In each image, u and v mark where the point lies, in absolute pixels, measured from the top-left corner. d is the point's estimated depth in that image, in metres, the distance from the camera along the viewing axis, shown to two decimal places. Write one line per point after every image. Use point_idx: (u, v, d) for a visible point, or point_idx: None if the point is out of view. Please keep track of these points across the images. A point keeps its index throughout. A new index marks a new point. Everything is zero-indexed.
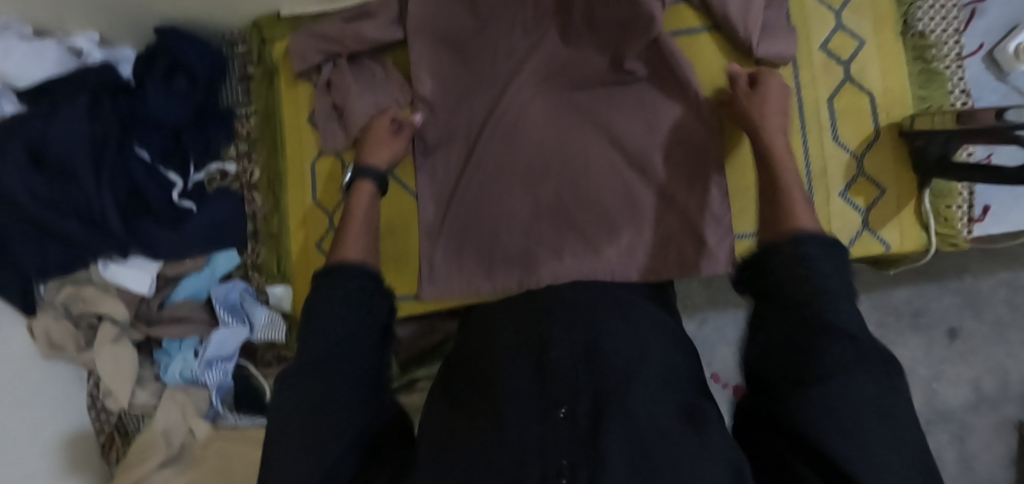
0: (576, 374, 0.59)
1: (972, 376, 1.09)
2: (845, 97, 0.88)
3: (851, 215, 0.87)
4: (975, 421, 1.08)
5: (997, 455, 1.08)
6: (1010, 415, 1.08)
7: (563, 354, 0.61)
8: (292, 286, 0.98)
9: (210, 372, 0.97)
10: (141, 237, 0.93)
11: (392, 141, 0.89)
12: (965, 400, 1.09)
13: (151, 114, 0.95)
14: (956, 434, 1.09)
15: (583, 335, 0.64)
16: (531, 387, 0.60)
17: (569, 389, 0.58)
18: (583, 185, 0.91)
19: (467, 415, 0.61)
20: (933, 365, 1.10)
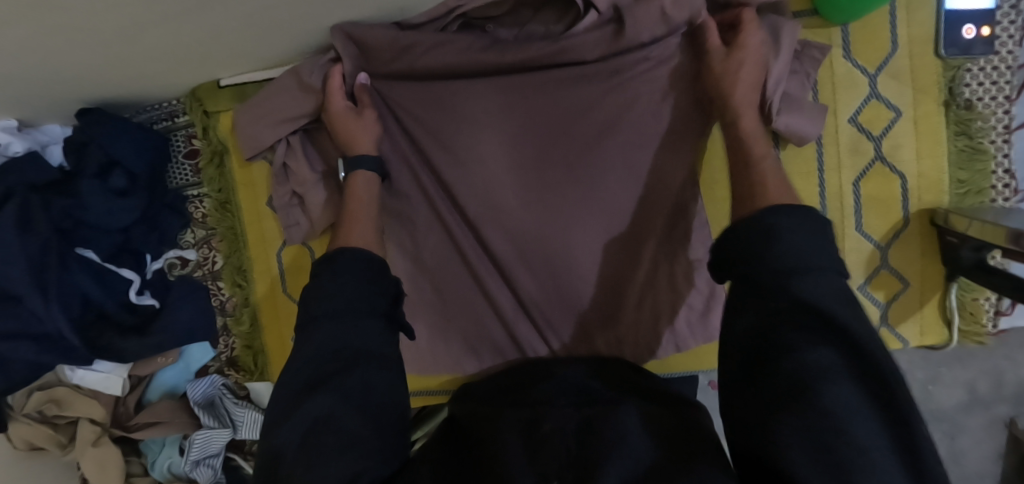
0: (569, 444, 0.50)
1: (967, 378, 1.01)
2: (873, 181, 0.77)
3: (869, 311, 0.80)
4: (966, 422, 1.02)
5: (985, 452, 1.03)
6: (1001, 415, 1.01)
7: (556, 424, 0.52)
8: (272, 380, 0.94)
9: (199, 469, 0.94)
10: (104, 349, 0.89)
11: (364, 123, 0.81)
12: (957, 403, 1.02)
13: (91, 220, 0.86)
14: (947, 434, 1.03)
15: (581, 404, 0.55)
16: (526, 460, 0.49)
17: (559, 460, 0.49)
18: (574, 272, 0.83)
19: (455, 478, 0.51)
20: (930, 370, 1.02)
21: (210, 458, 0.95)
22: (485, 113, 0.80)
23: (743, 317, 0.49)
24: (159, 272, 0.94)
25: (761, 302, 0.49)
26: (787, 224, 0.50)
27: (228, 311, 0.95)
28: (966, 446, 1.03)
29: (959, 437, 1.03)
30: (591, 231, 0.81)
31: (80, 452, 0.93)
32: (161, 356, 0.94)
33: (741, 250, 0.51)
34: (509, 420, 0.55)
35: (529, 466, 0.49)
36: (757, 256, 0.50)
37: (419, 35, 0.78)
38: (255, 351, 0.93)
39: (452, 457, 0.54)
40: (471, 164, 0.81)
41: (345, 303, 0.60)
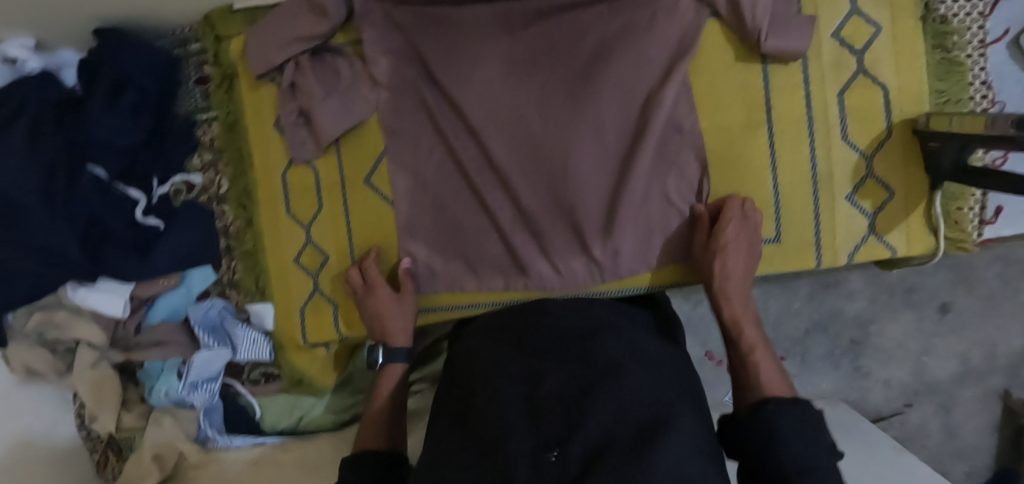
0: (566, 412, 0.57)
1: (961, 349, 1.21)
2: (856, 92, 0.81)
3: (857, 220, 0.83)
4: (961, 393, 1.21)
5: (980, 423, 1.22)
6: (994, 386, 1.21)
7: (555, 386, 0.60)
8: (272, 301, 0.94)
9: (196, 393, 0.95)
10: (106, 266, 0.88)
11: (395, 300, 0.86)
12: (952, 373, 1.21)
13: (96, 136, 0.87)
14: (943, 406, 1.22)
15: (579, 366, 0.62)
16: (522, 424, 0.57)
17: (560, 426, 0.55)
18: (573, 189, 0.83)
19: (474, 451, 0.58)
20: (924, 340, 1.21)
21: (208, 384, 0.96)
22: (486, 34, 0.83)
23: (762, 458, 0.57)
24: (164, 198, 0.95)
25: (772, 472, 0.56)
26: (790, 424, 0.57)
27: (231, 234, 0.97)
28: (963, 418, 1.22)
29: (955, 408, 1.22)
30: (588, 145, 0.83)
31: (78, 374, 0.93)
32: (162, 279, 0.95)
33: (753, 448, 0.58)
34: (512, 386, 0.62)
35: (529, 433, 0.56)
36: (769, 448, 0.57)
37: None
38: (257, 272, 0.95)
39: (459, 422, 0.64)
40: (473, 83, 0.84)
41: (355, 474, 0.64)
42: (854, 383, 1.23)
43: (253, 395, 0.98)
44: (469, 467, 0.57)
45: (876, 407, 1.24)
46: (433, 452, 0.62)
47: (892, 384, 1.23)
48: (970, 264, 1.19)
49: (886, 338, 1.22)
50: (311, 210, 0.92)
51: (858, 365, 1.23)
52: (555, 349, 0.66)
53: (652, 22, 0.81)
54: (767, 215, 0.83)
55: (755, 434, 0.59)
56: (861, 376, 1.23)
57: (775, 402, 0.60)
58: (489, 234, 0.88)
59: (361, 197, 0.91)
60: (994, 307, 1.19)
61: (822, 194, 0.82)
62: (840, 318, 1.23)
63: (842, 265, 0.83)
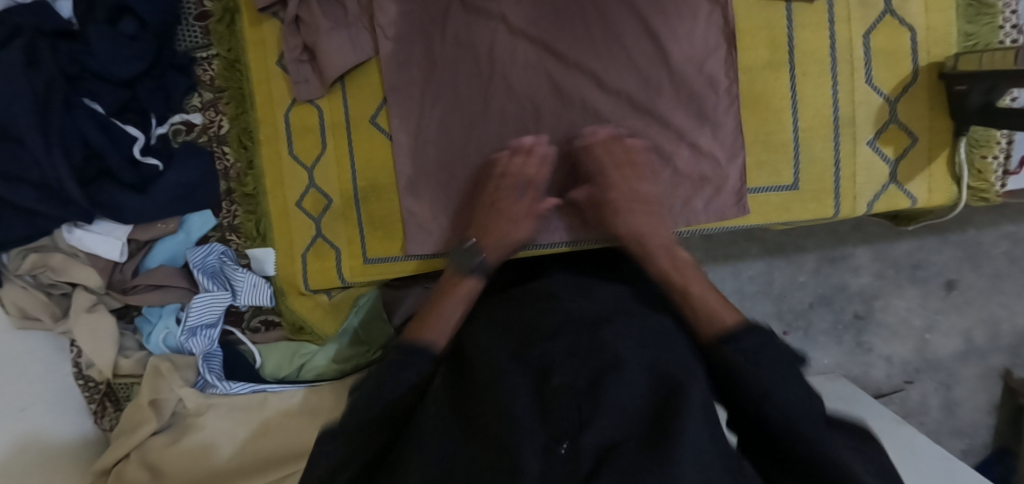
0: (579, 405, 0.53)
1: (964, 326, 1.19)
2: (883, 33, 0.78)
3: (879, 168, 0.80)
4: (962, 371, 1.20)
5: (980, 402, 1.20)
6: (996, 365, 1.20)
7: (566, 376, 0.56)
8: (273, 246, 0.92)
9: (194, 339, 0.92)
10: (106, 203, 0.87)
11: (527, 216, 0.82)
12: (955, 350, 1.20)
13: (98, 66, 0.85)
14: (944, 383, 1.20)
15: (591, 356, 0.58)
16: (531, 416, 0.53)
17: (571, 419, 0.52)
18: (578, 135, 0.83)
19: (474, 443, 0.54)
20: (929, 316, 1.20)
21: (206, 330, 0.93)
22: None
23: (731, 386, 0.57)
24: (163, 138, 0.93)
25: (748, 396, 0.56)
26: (748, 348, 0.57)
27: (231, 176, 0.94)
28: (963, 396, 1.20)
29: (955, 385, 1.20)
30: (598, 81, 0.82)
31: (74, 319, 0.91)
32: (160, 222, 0.93)
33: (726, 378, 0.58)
34: (518, 376, 0.58)
35: (537, 425, 0.53)
36: (736, 378, 0.57)
37: None
38: (258, 215, 0.92)
39: (459, 412, 0.60)
40: (488, 24, 0.83)
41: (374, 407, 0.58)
42: (855, 358, 1.21)
43: (254, 343, 0.97)
44: (471, 457, 0.53)
45: (877, 383, 1.21)
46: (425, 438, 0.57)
47: (894, 361, 1.21)
48: (977, 241, 1.17)
49: (890, 314, 1.20)
50: (315, 152, 0.89)
51: (862, 341, 1.21)
52: (564, 333, 0.62)
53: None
54: (786, 158, 0.81)
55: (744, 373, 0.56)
56: (863, 351, 1.21)
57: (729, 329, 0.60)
58: (497, 179, 0.85)
59: (365, 136, 0.88)
60: (998, 285, 1.18)
61: (843, 138, 0.80)
62: (844, 292, 1.20)
63: (860, 214, 0.81)
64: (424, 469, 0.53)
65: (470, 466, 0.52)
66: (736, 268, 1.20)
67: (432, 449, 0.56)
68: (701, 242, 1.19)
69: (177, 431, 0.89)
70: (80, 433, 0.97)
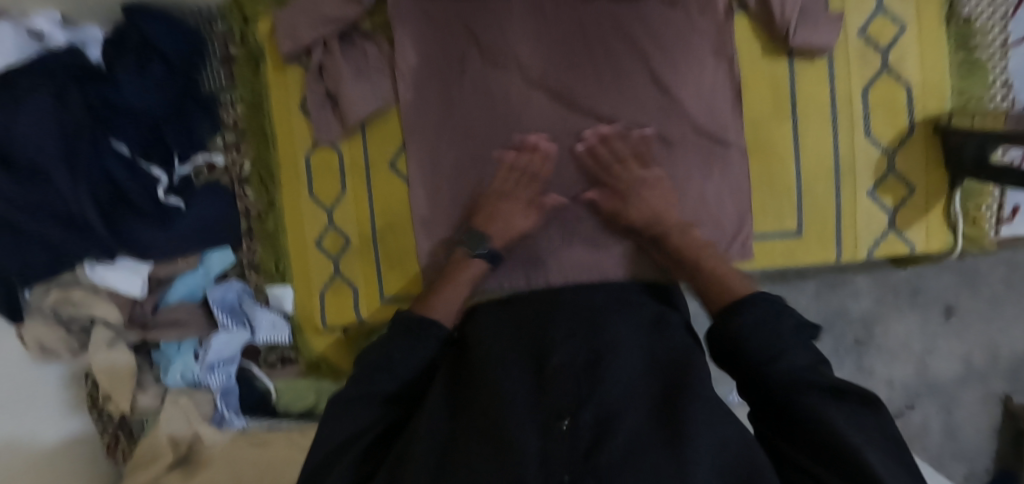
0: (577, 384, 0.56)
1: (963, 351, 1.22)
2: (880, 89, 0.82)
3: (878, 215, 0.84)
4: (962, 394, 1.23)
5: (980, 423, 1.24)
6: (996, 388, 1.23)
7: (564, 360, 0.59)
8: (292, 284, 0.94)
9: (212, 376, 0.94)
10: (128, 239, 0.85)
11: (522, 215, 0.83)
12: (955, 373, 1.23)
13: (125, 107, 0.87)
14: (944, 406, 1.23)
15: (587, 343, 0.61)
16: (530, 400, 0.56)
17: (569, 398, 0.55)
18: (591, 182, 0.86)
19: (474, 422, 0.57)
20: (928, 340, 1.22)
21: (225, 366, 0.96)
22: (522, 18, 0.85)
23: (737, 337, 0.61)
24: (185, 178, 0.95)
25: (755, 356, 0.59)
26: (757, 316, 0.62)
27: (252, 215, 0.96)
28: (963, 418, 1.23)
29: (955, 408, 1.23)
30: (612, 129, 0.85)
31: (93, 354, 0.93)
32: (182, 259, 0.94)
33: (732, 342, 0.62)
34: (515, 367, 0.61)
35: (537, 405, 0.56)
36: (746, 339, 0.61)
37: None
38: (277, 253, 0.95)
39: (457, 397, 0.62)
40: (506, 72, 0.86)
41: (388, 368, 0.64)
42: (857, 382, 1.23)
43: (270, 378, 0.99)
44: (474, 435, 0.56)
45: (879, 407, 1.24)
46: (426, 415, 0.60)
47: (895, 384, 1.23)
48: (975, 269, 1.21)
49: (891, 339, 1.23)
50: (335, 193, 0.92)
51: (863, 363, 1.23)
52: (556, 324, 0.65)
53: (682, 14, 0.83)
54: (790, 205, 0.84)
55: (742, 339, 0.61)
56: (865, 375, 1.23)
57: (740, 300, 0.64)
58: None
59: (384, 180, 0.91)
60: (995, 310, 1.21)
61: (844, 188, 0.84)
62: (844, 316, 1.22)
63: (862, 259, 0.84)
64: (429, 452, 0.55)
65: (471, 447, 0.54)
66: None
67: (436, 434, 0.58)
68: None
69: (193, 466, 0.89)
70: (93, 464, 0.99)
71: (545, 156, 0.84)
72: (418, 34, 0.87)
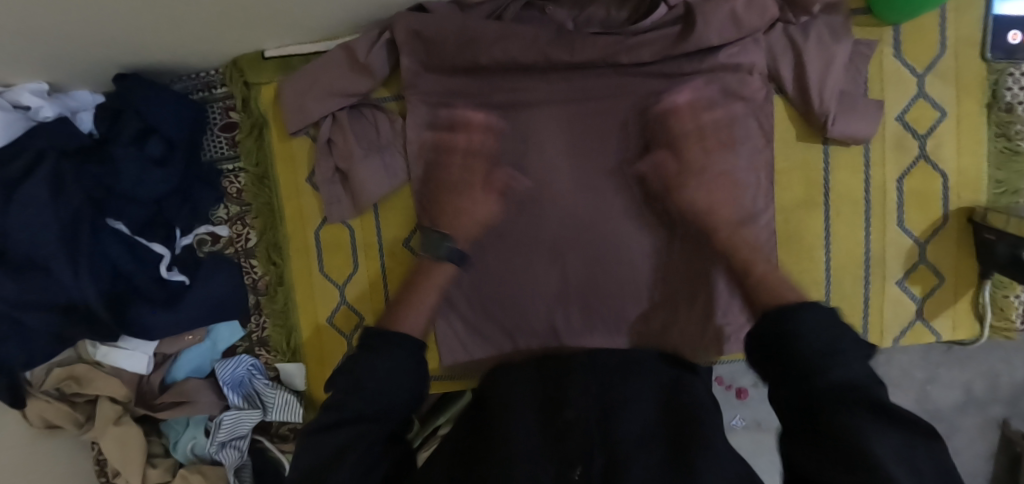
0: (590, 430, 0.58)
1: (964, 380, 1.11)
2: (915, 178, 0.80)
3: (906, 305, 0.82)
4: (962, 421, 1.12)
5: (978, 451, 1.14)
6: (995, 415, 1.11)
7: (579, 406, 0.61)
8: (304, 361, 0.92)
9: (224, 451, 0.92)
10: (132, 324, 0.85)
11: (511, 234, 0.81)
12: (956, 402, 1.11)
13: (127, 189, 0.84)
14: (943, 433, 1.13)
15: (599, 390, 0.63)
16: (542, 445, 0.58)
17: (581, 445, 0.57)
18: (611, 267, 0.84)
19: (481, 457, 0.59)
20: (929, 368, 1.12)
21: (236, 441, 0.93)
22: (545, 98, 0.82)
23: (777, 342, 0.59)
24: (188, 248, 0.92)
25: (800, 359, 0.56)
26: (810, 324, 0.58)
27: (260, 289, 0.93)
28: (962, 445, 1.13)
29: (954, 436, 1.13)
30: (638, 215, 0.82)
31: (101, 430, 0.90)
32: (188, 334, 0.92)
33: (777, 342, 0.59)
34: (528, 408, 0.62)
35: (548, 451, 0.57)
36: (795, 348, 0.57)
37: (484, 27, 0.78)
38: (288, 329, 0.92)
39: (478, 428, 0.64)
40: (527, 152, 0.83)
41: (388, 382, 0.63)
42: None
43: (283, 451, 0.96)
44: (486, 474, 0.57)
45: None
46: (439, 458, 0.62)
47: None
48: None
49: (894, 368, 1.12)
50: (347, 270, 0.89)
51: None
52: (574, 370, 0.66)
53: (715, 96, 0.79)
54: (818, 294, 0.82)
55: (792, 346, 0.57)
56: None
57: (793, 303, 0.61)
58: (532, 301, 0.86)
59: (397, 259, 0.88)
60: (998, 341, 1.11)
61: (873, 277, 0.82)
62: None
63: (887, 347, 0.83)
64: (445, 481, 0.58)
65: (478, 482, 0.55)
66: None
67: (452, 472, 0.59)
68: None
69: None
70: None
71: (565, 187, 0.82)
72: (437, 110, 0.83)
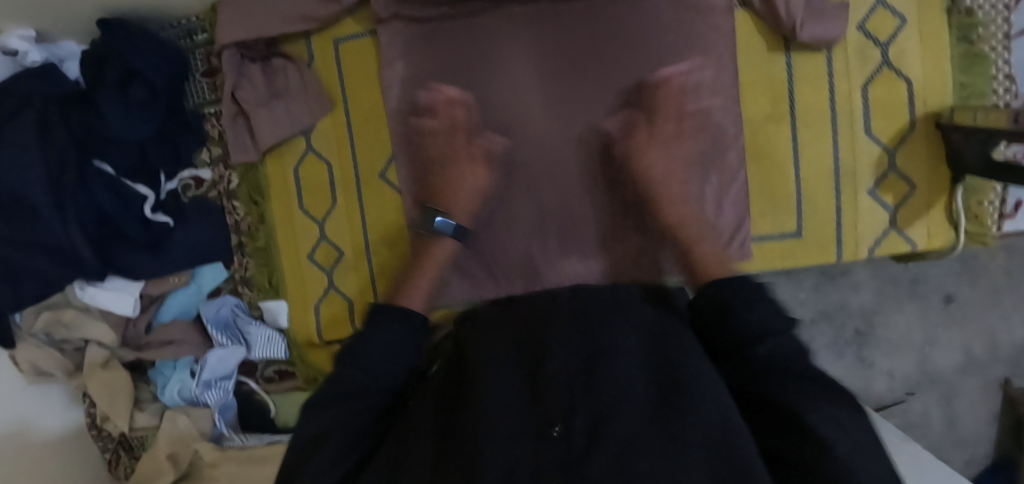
0: (570, 389, 0.53)
1: (964, 340, 1.08)
2: (881, 85, 0.80)
3: (879, 214, 0.82)
4: (963, 384, 1.08)
5: (980, 412, 1.09)
6: (996, 377, 1.08)
7: (559, 364, 0.55)
8: (288, 298, 0.93)
9: (209, 392, 0.94)
10: (117, 264, 0.88)
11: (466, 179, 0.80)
12: (956, 363, 1.08)
13: (110, 133, 0.86)
14: (945, 396, 1.09)
15: (582, 346, 0.56)
16: (524, 406, 0.53)
17: (563, 402, 0.52)
18: (589, 188, 0.86)
19: (458, 440, 0.52)
20: (929, 330, 1.09)
21: (222, 381, 0.95)
22: (514, 26, 0.84)
23: (729, 308, 0.59)
24: (173, 194, 0.94)
25: (747, 334, 0.56)
26: (760, 297, 0.58)
27: (242, 229, 0.94)
28: (964, 410, 1.09)
29: (956, 400, 1.08)
30: (608, 136, 0.83)
31: (89, 374, 0.93)
32: (173, 276, 0.93)
33: (718, 310, 0.59)
34: (510, 368, 0.56)
35: (529, 410, 0.52)
36: (737, 308, 0.58)
37: None
38: (270, 268, 0.94)
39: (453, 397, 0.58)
40: (499, 81, 0.84)
41: (374, 346, 0.59)
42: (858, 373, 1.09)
43: (268, 392, 0.98)
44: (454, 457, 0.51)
45: (878, 395, 1.09)
46: (410, 437, 0.54)
47: (896, 376, 1.09)
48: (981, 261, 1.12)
49: (892, 330, 1.09)
50: (326, 205, 0.91)
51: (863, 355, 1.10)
52: (555, 314, 0.61)
53: (680, 11, 0.81)
54: (789, 207, 0.83)
55: (735, 315, 0.58)
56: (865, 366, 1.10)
57: (724, 279, 0.61)
58: (507, 228, 0.88)
59: (375, 192, 0.89)
60: (996, 298, 1.08)
61: (845, 187, 0.82)
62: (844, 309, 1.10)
63: (863, 258, 0.83)
64: (427, 443, 0.53)
65: (456, 459, 0.50)
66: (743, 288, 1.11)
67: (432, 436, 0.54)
68: None
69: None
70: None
71: (532, 112, 0.84)
72: (407, 43, 0.86)
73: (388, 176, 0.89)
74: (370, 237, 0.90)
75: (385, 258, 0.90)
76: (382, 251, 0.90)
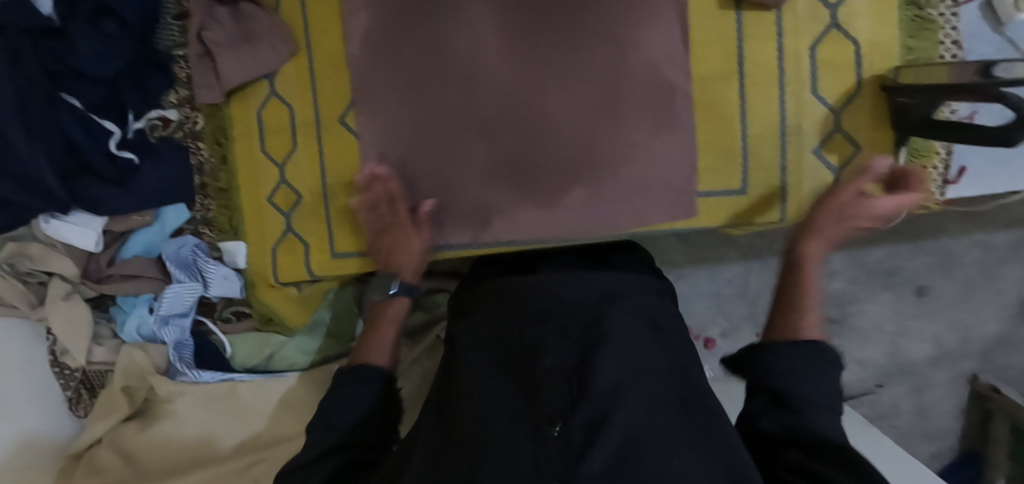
0: (565, 383, 0.53)
1: (936, 332, 1.14)
2: (829, 46, 0.82)
3: (823, 174, 0.85)
4: (934, 375, 1.16)
5: (947, 406, 1.17)
6: (965, 369, 1.16)
7: (555, 360, 0.55)
8: (247, 238, 0.96)
9: (166, 329, 0.97)
10: (84, 197, 0.90)
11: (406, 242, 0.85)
12: (927, 355, 1.15)
13: (83, 68, 0.88)
14: (915, 387, 1.16)
15: (574, 341, 0.57)
16: (521, 406, 0.53)
17: (561, 400, 0.52)
18: (547, 136, 0.83)
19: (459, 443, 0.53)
20: (901, 322, 1.14)
21: (177, 319, 0.98)
22: None
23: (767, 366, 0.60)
24: (140, 133, 0.96)
25: (786, 385, 0.57)
26: (796, 353, 0.59)
27: (206, 171, 0.98)
28: (934, 400, 1.16)
29: (926, 390, 1.16)
30: (563, 84, 0.82)
31: (51, 306, 0.94)
32: (137, 215, 0.96)
33: (752, 369, 0.61)
34: (508, 370, 0.57)
35: (526, 408, 0.53)
36: (775, 367, 0.59)
37: None
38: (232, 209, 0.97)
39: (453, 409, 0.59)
40: (459, 24, 0.83)
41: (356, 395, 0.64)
42: None
43: (225, 333, 1.01)
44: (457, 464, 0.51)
45: (849, 387, 1.16)
46: (421, 445, 0.57)
47: (866, 365, 1.16)
48: (949, 248, 1.11)
49: (863, 319, 1.14)
50: (286, 147, 0.93)
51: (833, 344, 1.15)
52: (558, 311, 0.61)
53: None
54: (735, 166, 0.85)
55: (770, 367, 0.59)
56: None
57: (777, 341, 0.61)
58: (458, 176, 0.86)
59: (335, 136, 0.91)
60: (968, 293, 1.13)
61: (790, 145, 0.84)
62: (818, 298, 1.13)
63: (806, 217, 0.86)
64: (426, 457, 0.55)
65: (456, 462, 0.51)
66: (715, 271, 1.13)
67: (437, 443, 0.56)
68: (681, 247, 1.12)
69: (148, 418, 0.95)
70: (57, 423, 0.96)
71: (490, 56, 0.83)
72: None
73: (346, 120, 0.91)
74: (326, 180, 0.92)
75: (340, 202, 0.92)
76: (337, 195, 0.92)
